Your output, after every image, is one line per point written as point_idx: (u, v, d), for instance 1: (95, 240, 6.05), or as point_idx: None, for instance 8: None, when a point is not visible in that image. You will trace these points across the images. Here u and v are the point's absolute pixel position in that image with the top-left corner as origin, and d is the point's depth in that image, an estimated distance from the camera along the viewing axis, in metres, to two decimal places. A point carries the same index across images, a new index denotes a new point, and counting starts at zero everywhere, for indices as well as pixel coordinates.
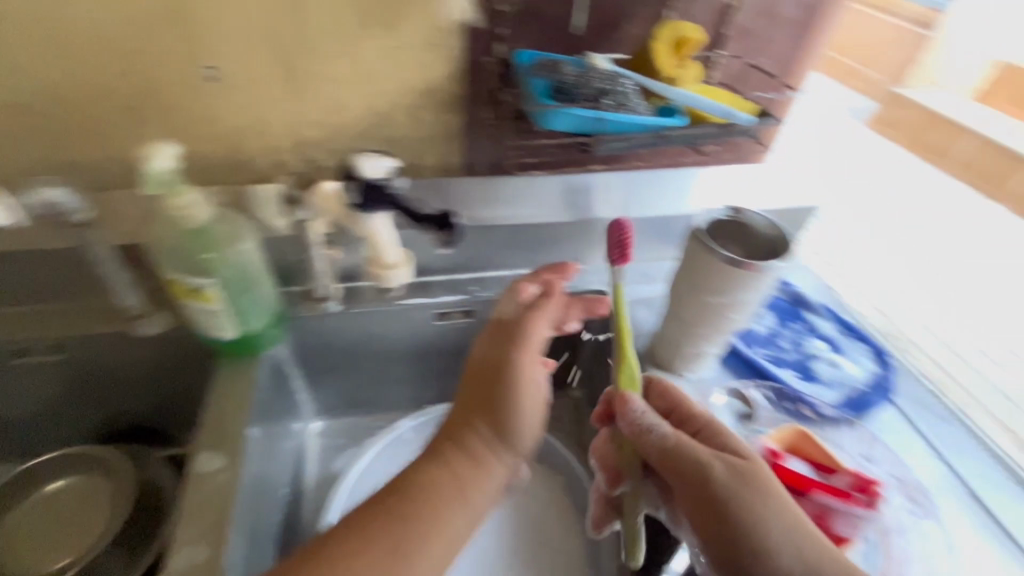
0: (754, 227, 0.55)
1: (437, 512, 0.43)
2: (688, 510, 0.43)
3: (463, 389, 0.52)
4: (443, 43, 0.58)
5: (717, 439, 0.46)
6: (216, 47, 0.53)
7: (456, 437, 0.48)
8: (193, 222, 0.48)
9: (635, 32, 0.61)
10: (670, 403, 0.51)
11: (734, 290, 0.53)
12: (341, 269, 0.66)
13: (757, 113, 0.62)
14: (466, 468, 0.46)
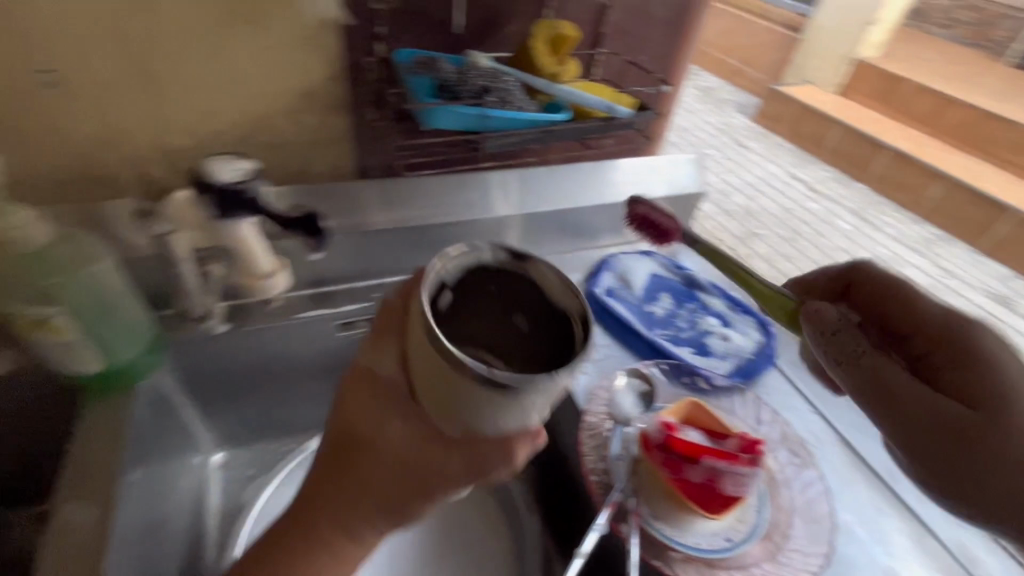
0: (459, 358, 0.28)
1: (361, 524, 0.39)
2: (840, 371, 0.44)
3: (399, 415, 0.38)
4: (314, 42, 0.56)
5: (953, 372, 0.41)
6: (56, 47, 0.48)
7: (395, 481, 0.38)
8: (34, 244, 0.43)
9: (515, 31, 0.63)
10: (893, 301, 0.47)
11: (449, 412, 0.32)
12: (233, 291, 0.58)
13: (635, 106, 0.66)
14: (385, 441, 0.38)
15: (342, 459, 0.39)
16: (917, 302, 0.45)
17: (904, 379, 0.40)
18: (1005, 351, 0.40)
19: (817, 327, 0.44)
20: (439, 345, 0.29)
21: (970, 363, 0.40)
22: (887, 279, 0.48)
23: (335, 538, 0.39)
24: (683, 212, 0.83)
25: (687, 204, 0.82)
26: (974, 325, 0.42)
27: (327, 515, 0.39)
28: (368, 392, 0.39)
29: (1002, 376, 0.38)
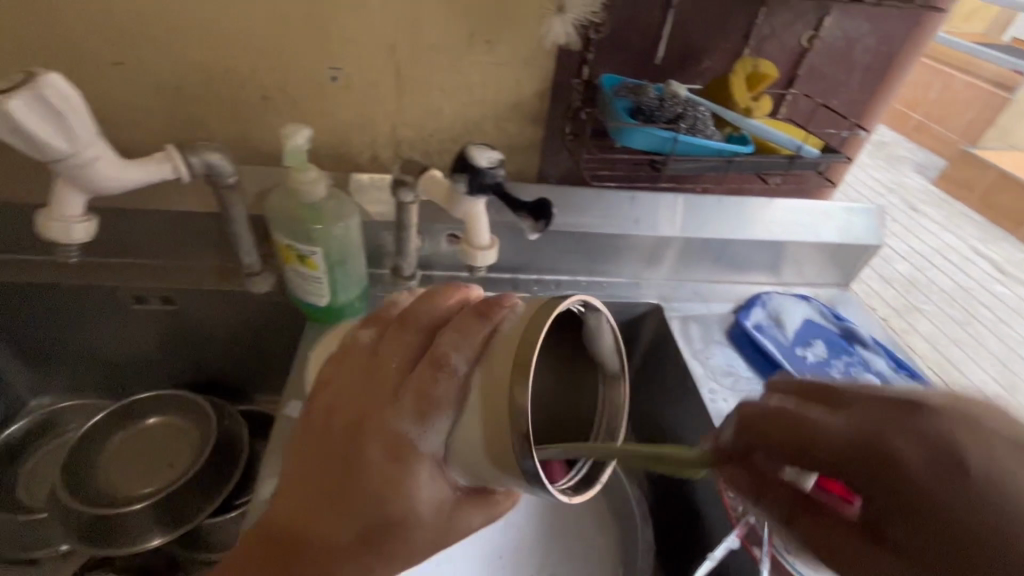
0: (524, 439, 0.31)
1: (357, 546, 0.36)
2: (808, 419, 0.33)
3: (376, 428, 0.34)
4: (535, 62, 0.63)
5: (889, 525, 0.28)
6: (345, 51, 0.60)
7: (384, 502, 0.34)
8: (312, 200, 0.55)
9: (710, 66, 0.67)
10: (781, 436, 0.31)
11: (488, 474, 0.33)
12: (427, 253, 0.68)
13: (821, 147, 0.66)
14: (385, 493, 0.34)
15: (318, 502, 0.36)
16: (813, 421, 0.30)
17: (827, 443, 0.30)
18: (976, 438, 0.28)
19: (769, 498, 0.34)
20: (517, 428, 0.30)
21: (910, 497, 0.27)
22: (766, 413, 0.32)
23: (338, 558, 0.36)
24: (849, 261, 0.80)
25: (857, 254, 0.79)
26: (896, 426, 0.29)
27: (315, 529, 0.36)
28: (340, 446, 0.35)
29: (945, 501, 0.26)
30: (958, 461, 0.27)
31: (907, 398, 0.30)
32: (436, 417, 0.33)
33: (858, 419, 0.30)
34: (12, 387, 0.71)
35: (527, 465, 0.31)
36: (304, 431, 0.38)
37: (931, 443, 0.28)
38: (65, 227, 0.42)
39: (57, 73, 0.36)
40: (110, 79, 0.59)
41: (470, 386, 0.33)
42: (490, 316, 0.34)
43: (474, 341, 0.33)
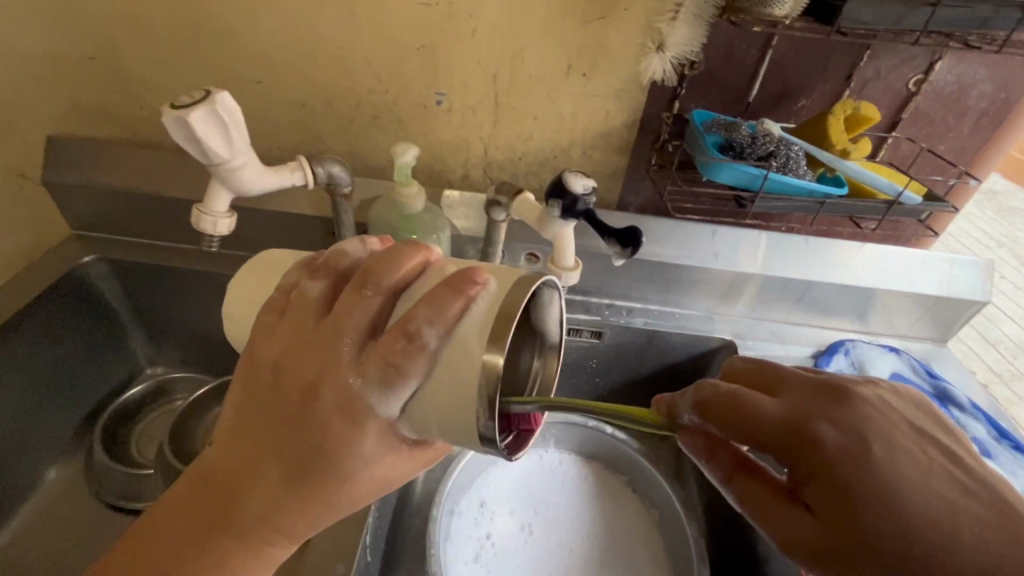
0: (488, 407, 0.33)
1: (298, 485, 0.36)
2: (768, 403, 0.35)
3: (325, 372, 0.35)
4: (628, 95, 0.66)
5: (811, 490, 0.34)
6: (451, 78, 0.65)
7: (327, 440, 0.35)
8: (411, 211, 0.60)
9: (806, 105, 0.66)
10: (723, 407, 0.35)
11: (442, 435, 0.35)
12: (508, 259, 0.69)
13: (924, 194, 0.64)
14: (335, 447, 0.35)
15: (265, 454, 0.36)
16: (754, 402, 0.35)
17: (771, 419, 0.34)
18: (886, 431, 0.34)
19: (717, 460, 0.40)
20: (483, 397, 0.33)
21: (829, 473, 0.33)
22: (717, 394, 0.36)
23: (280, 496, 0.37)
24: (948, 316, 0.75)
25: (955, 310, 0.74)
26: (823, 412, 0.34)
27: (258, 466, 0.37)
28: (293, 403, 0.36)
29: (875, 482, 0.32)
30: (871, 459, 0.33)
31: (838, 389, 0.35)
32: (402, 386, 0.33)
33: (794, 402, 0.35)
34: (134, 355, 0.81)
35: (487, 429, 0.34)
36: (251, 374, 0.38)
37: (849, 436, 0.33)
38: (212, 220, 0.48)
39: (227, 92, 0.43)
40: (249, 94, 0.68)
41: (438, 360, 0.33)
42: (463, 292, 0.34)
43: (448, 316, 0.33)
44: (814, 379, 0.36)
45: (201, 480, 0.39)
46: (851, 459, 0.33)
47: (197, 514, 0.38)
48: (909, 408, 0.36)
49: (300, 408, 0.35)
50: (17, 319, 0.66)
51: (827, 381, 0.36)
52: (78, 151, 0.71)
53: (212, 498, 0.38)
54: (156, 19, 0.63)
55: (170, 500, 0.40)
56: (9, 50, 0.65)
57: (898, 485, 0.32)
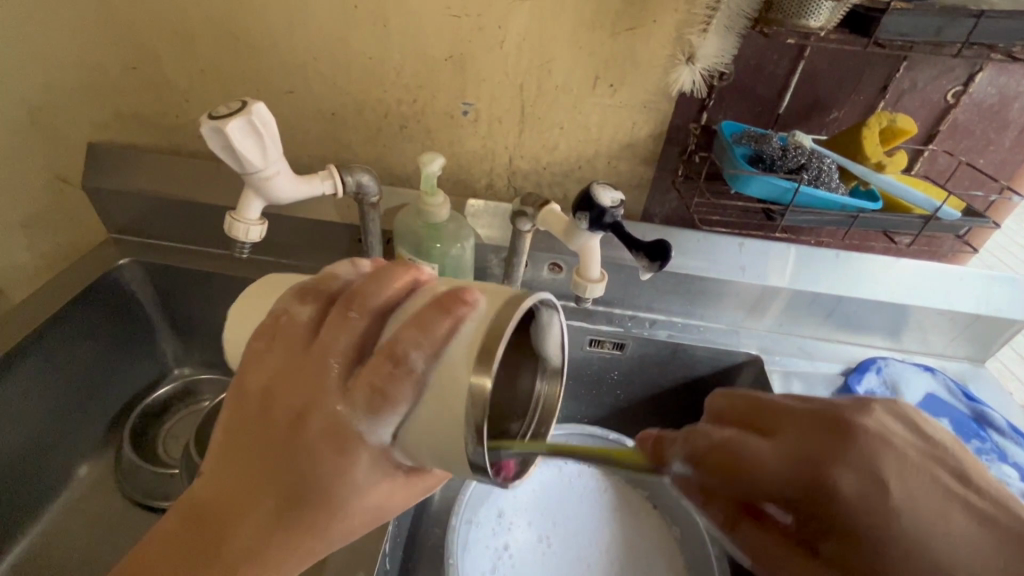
0: (476, 431, 0.34)
1: (283, 515, 0.35)
2: (776, 446, 0.32)
3: (317, 397, 0.35)
4: (655, 106, 0.65)
5: (835, 544, 0.31)
6: (479, 89, 0.66)
7: (316, 466, 0.34)
8: (435, 221, 0.60)
9: (839, 117, 0.65)
10: (721, 457, 0.33)
11: (434, 461, 0.36)
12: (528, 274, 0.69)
13: (962, 209, 0.62)
14: (324, 472, 0.35)
15: (249, 489, 0.35)
16: (746, 449, 0.33)
17: (771, 467, 0.32)
18: (892, 461, 0.31)
19: (715, 506, 0.36)
20: (472, 424, 0.33)
21: (819, 511, 0.31)
22: (711, 443, 0.34)
23: (266, 526, 0.36)
24: (987, 336, 0.72)
25: (994, 328, 0.71)
26: (829, 454, 0.31)
27: (242, 496, 0.36)
28: (281, 434, 0.35)
29: (885, 543, 0.29)
30: (889, 507, 0.29)
31: (838, 419, 0.32)
32: (390, 412, 0.34)
33: (791, 445, 0.32)
34: (163, 357, 0.83)
35: (476, 456, 0.34)
36: (236, 404, 0.37)
37: (865, 477, 0.30)
38: (245, 228, 0.49)
39: (263, 103, 0.44)
40: (281, 104, 0.69)
41: (427, 382, 0.34)
42: (451, 311, 0.34)
43: (436, 336, 0.34)
44: (803, 409, 0.33)
45: (183, 514, 0.37)
46: (862, 510, 0.30)
47: (174, 553, 0.36)
48: (930, 443, 0.32)
49: (285, 436, 0.35)
50: (56, 319, 0.68)
51: (821, 409, 0.33)
52: (118, 157, 0.74)
53: (192, 535, 0.36)
54: (195, 31, 0.65)
55: (142, 548, 0.38)
56: (57, 61, 0.67)
57: (913, 539, 0.29)
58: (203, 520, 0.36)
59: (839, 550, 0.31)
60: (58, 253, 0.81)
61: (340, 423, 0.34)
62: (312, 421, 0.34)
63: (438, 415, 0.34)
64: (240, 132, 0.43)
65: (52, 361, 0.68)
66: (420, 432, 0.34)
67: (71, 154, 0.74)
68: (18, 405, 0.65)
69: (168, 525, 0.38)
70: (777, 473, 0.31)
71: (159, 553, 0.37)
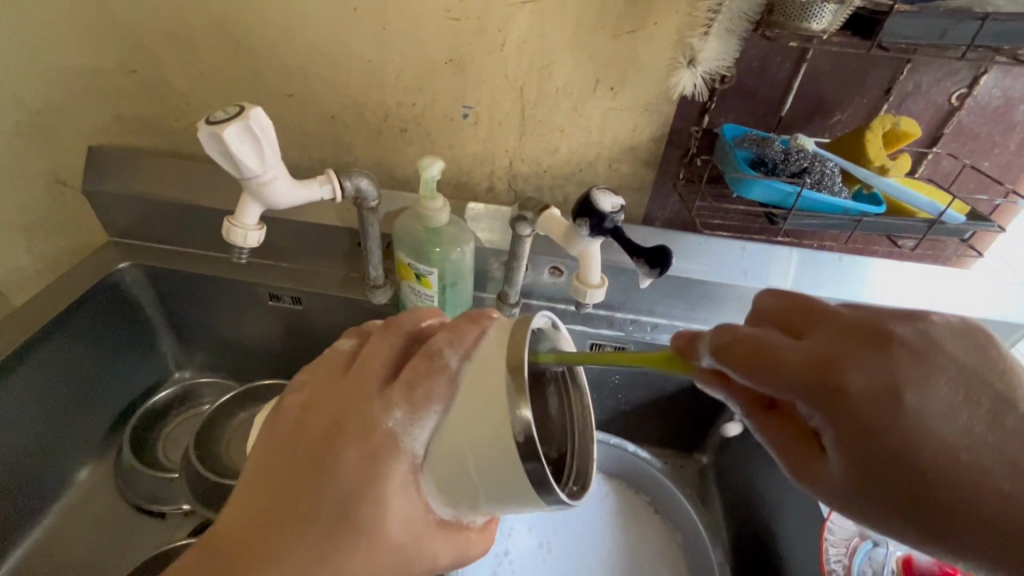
0: (528, 441, 0.33)
1: (322, 548, 0.34)
2: (800, 348, 0.30)
3: (359, 417, 0.35)
4: (657, 109, 0.65)
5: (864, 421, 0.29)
6: (479, 92, 0.66)
7: (356, 487, 0.34)
8: (435, 225, 0.60)
9: (842, 120, 0.64)
10: (745, 346, 0.31)
11: (485, 490, 0.35)
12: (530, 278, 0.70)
13: (967, 213, 0.61)
14: (363, 494, 0.34)
15: (280, 507, 0.35)
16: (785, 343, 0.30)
17: (793, 352, 0.30)
18: (919, 373, 0.28)
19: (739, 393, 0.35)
20: (522, 430, 0.33)
21: (851, 412, 0.28)
22: (733, 338, 0.31)
23: (303, 560, 0.34)
24: None
25: (1001, 333, 0.70)
26: (855, 358, 0.29)
27: (280, 526, 0.35)
28: (316, 445, 0.35)
29: (895, 431, 0.27)
30: (898, 398, 0.28)
31: (877, 332, 0.29)
32: (425, 414, 0.35)
33: (817, 347, 0.29)
34: (164, 360, 0.83)
35: (534, 471, 0.33)
36: (278, 433, 0.37)
37: (881, 377, 0.28)
38: (243, 233, 0.49)
39: (260, 107, 0.44)
40: (281, 106, 0.69)
41: (459, 381, 0.35)
42: (479, 322, 0.38)
43: (466, 340, 0.36)
44: (850, 317, 0.31)
45: (212, 553, 0.35)
46: (880, 406, 0.28)
47: None
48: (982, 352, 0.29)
49: (328, 456, 0.35)
50: (56, 321, 0.68)
51: (859, 322, 0.30)
52: (119, 161, 0.74)
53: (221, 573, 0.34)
54: (194, 34, 0.65)
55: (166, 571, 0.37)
56: (57, 64, 0.67)
57: (923, 421, 0.28)
58: (235, 555, 0.35)
59: (872, 455, 0.28)
60: (59, 256, 0.81)
61: (383, 441, 0.34)
62: (355, 436, 0.35)
63: (483, 416, 0.34)
64: (232, 136, 0.42)
65: (52, 365, 0.68)
66: (452, 449, 0.34)
67: (70, 157, 0.74)
68: (17, 410, 0.65)
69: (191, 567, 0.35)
70: (799, 361, 0.29)
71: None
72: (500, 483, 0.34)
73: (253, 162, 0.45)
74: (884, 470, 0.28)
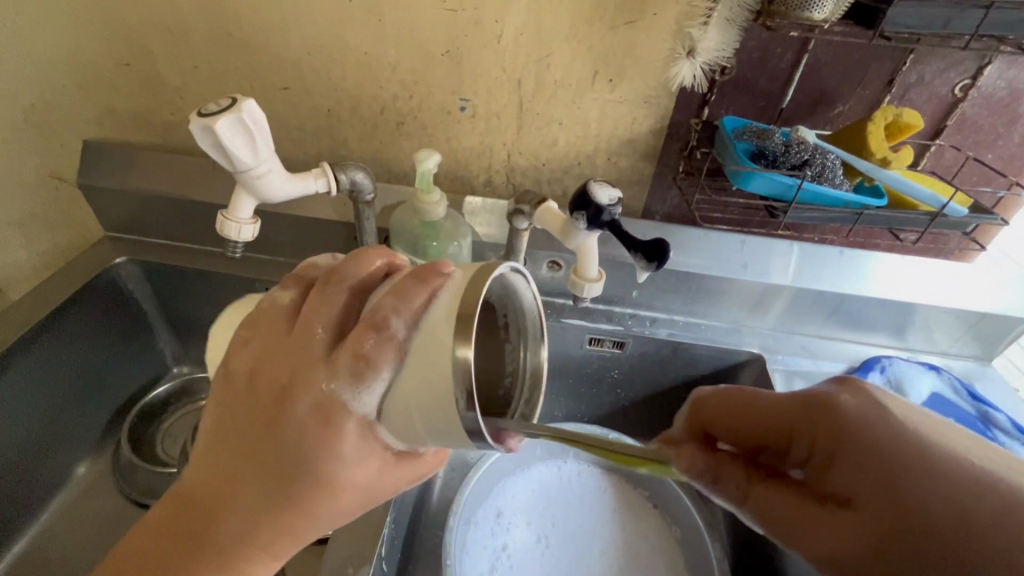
0: (466, 395, 0.32)
1: (279, 496, 0.35)
2: (782, 398, 0.39)
3: (304, 377, 0.34)
4: (656, 101, 0.64)
5: (835, 469, 0.35)
6: (476, 85, 0.65)
7: (304, 442, 0.34)
8: (432, 219, 0.59)
9: (843, 112, 0.63)
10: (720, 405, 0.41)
11: (430, 436, 0.34)
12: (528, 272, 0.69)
13: (970, 206, 0.60)
14: (313, 449, 0.34)
15: (239, 466, 0.35)
16: (760, 404, 0.40)
17: (775, 398, 0.39)
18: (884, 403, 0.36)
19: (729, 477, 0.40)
20: (461, 385, 0.32)
21: (837, 437, 0.35)
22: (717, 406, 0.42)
23: (263, 505, 0.35)
24: (992, 335, 0.71)
25: (1002, 326, 0.69)
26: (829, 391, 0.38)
27: (235, 476, 0.35)
28: (267, 411, 0.34)
29: (887, 450, 0.33)
30: (883, 417, 0.35)
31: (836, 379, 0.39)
32: (373, 378, 0.33)
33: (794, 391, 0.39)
34: (162, 355, 0.83)
35: (470, 421, 0.32)
36: (226, 391, 0.36)
37: (858, 403, 0.36)
38: (237, 227, 0.49)
39: (253, 99, 0.43)
40: (277, 100, 0.68)
41: (407, 348, 0.33)
42: (428, 282, 0.34)
43: (414, 305, 0.34)
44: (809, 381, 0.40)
45: (179, 502, 0.37)
46: (878, 435, 0.34)
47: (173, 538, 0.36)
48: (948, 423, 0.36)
49: (275, 413, 0.34)
50: (52, 317, 0.67)
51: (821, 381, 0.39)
52: (113, 155, 0.73)
53: (189, 518, 0.36)
54: (188, 26, 0.64)
55: (145, 521, 0.38)
56: (50, 57, 0.67)
57: (899, 435, 0.34)
58: (200, 501, 0.36)
59: (871, 488, 0.33)
60: (55, 251, 0.81)
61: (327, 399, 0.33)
62: (299, 392, 0.34)
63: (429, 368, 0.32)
64: (223, 128, 0.42)
65: (48, 360, 0.68)
66: (403, 405, 0.33)
67: (65, 152, 0.74)
68: (13, 405, 0.65)
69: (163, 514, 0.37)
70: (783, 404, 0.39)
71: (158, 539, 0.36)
72: (447, 433, 0.33)
73: (246, 156, 0.44)
74: (886, 501, 0.33)
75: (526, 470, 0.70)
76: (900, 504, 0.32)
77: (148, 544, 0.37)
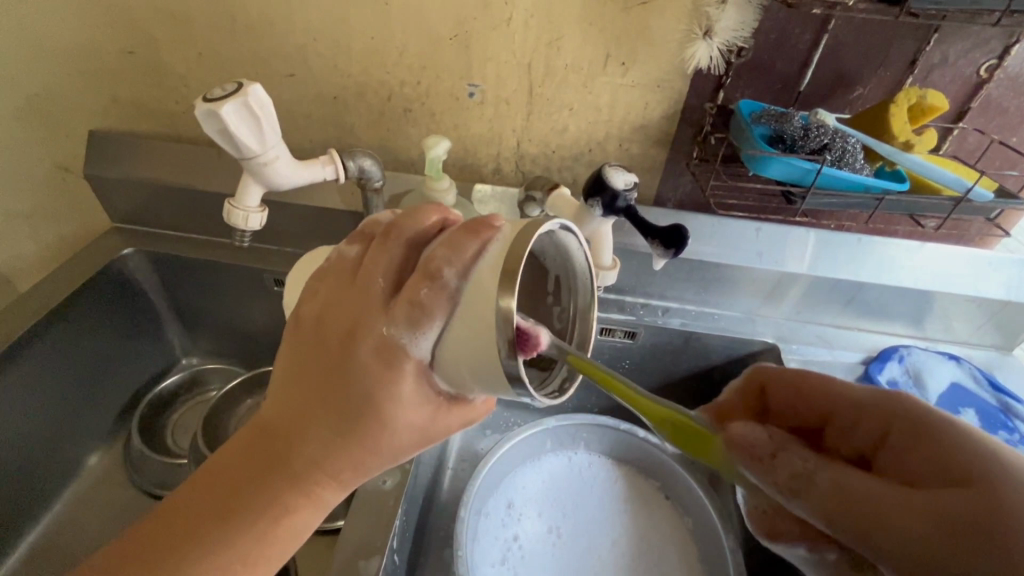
0: (508, 344, 0.31)
1: (345, 433, 0.35)
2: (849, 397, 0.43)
3: (366, 323, 0.34)
4: (669, 84, 0.62)
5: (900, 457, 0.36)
6: (485, 70, 0.63)
7: (372, 380, 0.34)
8: (441, 207, 0.58)
9: (864, 94, 0.61)
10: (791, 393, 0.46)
11: (474, 381, 0.33)
12: None
13: (994, 190, 0.59)
14: (375, 389, 0.34)
15: (305, 405, 0.35)
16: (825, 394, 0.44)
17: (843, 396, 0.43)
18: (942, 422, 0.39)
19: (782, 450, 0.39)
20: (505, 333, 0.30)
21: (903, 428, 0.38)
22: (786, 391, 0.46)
23: (329, 443, 0.35)
24: (1014, 323, 0.69)
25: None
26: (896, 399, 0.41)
27: (304, 413, 0.35)
28: (333, 353, 0.35)
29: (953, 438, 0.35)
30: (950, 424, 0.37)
31: None
32: (428, 325, 0.32)
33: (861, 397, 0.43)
34: (171, 347, 0.82)
35: (510, 365, 0.31)
36: (298, 338, 0.37)
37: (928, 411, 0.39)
38: (244, 215, 0.48)
39: (258, 83, 0.42)
40: (283, 87, 0.67)
41: (460, 297, 0.32)
42: (479, 234, 0.33)
43: (466, 256, 0.32)
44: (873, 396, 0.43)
45: (251, 436, 0.38)
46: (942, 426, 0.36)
47: (243, 467, 0.37)
48: None
49: (343, 351, 0.34)
50: (62, 307, 0.67)
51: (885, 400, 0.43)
52: (120, 145, 0.72)
53: (260, 450, 0.37)
54: (191, 12, 0.63)
55: (211, 464, 0.39)
56: (53, 45, 0.66)
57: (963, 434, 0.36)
58: (269, 437, 0.37)
59: (935, 459, 0.34)
60: (64, 242, 0.81)
61: (390, 338, 0.33)
62: (370, 328, 0.34)
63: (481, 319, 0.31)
64: (226, 110, 0.40)
65: (57, 351, 0.68)
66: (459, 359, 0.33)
67: (70, 142, 0.73)
68: (25, 396, 0.65)
69: (236, 449, 0.38)
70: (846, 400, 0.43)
71: (229, 471, 0.38)
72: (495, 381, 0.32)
73: (252, 140, 0.44)
74: (952, 469, 0.33)
75: (537, 462, 0.70)
76: (965, 472, 0.32)
77: (213, 487, 0.38)
